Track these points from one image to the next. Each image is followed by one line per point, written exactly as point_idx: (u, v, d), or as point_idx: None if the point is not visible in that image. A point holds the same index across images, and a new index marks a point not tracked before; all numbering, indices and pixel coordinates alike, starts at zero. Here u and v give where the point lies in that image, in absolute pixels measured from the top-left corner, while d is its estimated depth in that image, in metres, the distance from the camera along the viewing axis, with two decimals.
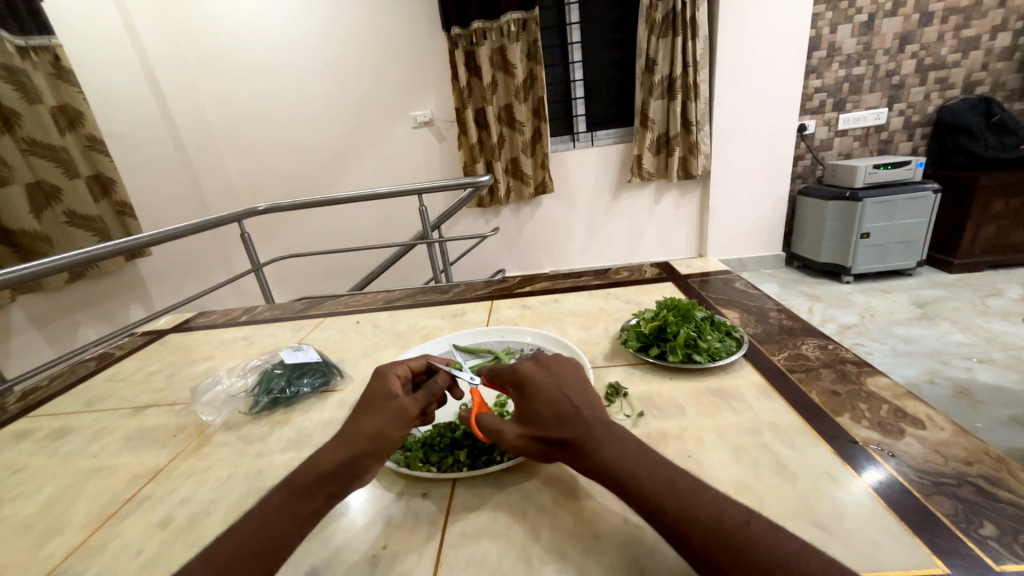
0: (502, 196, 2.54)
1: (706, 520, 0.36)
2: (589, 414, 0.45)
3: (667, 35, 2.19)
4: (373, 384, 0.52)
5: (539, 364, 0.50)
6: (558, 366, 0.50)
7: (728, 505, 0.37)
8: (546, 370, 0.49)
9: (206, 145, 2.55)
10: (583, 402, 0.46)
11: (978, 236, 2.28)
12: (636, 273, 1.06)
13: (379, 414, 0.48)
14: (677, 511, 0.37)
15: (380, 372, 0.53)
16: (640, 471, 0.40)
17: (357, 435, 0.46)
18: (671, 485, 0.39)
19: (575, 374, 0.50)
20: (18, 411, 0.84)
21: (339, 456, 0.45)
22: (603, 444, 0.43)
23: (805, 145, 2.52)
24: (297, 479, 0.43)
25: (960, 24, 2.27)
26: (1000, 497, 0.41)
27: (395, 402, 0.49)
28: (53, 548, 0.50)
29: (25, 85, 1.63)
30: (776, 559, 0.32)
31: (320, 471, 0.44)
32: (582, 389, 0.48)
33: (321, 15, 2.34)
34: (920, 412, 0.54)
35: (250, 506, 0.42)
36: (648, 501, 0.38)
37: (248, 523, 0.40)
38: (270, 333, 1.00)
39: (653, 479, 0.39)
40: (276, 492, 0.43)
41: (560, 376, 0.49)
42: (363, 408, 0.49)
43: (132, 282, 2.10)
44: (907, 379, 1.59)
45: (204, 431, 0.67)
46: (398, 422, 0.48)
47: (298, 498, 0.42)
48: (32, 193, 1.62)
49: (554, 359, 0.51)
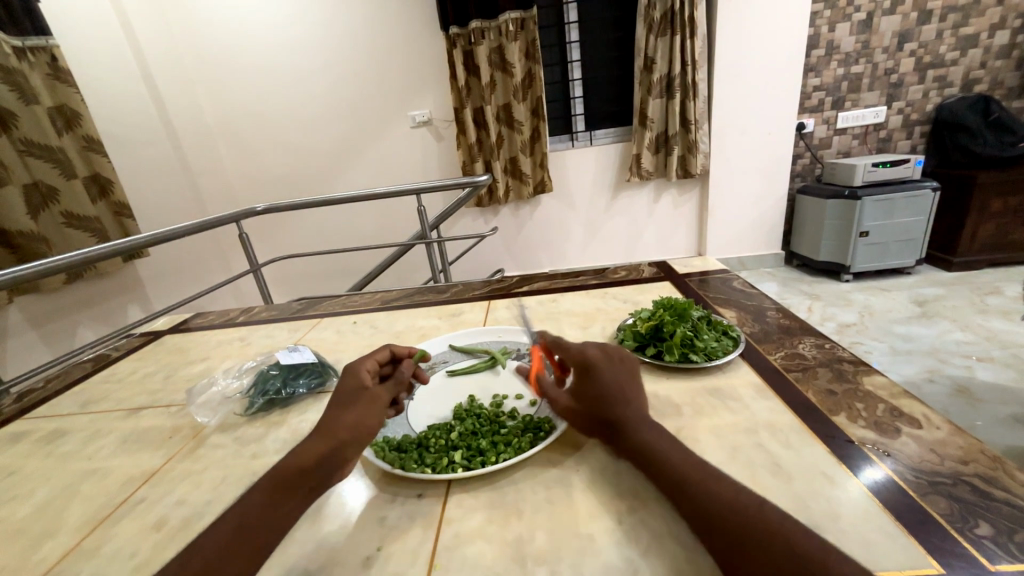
0: (501, 196, 2.54)
1: (723, 502, 0.38)
2: (638, 405, 0.49)
3: (666, 34, 2.19)
4: (345, 378, 0.53)
5: (607, 354, 0.53)
6: (621, 360, 0.53)
7: (745, 492, 0.39)
8: (611, 361, 0.52)
9: (203, 146, 2.54)
10: (635, 394, 0.50)
11: (977, 234, 2.28)
12: (633, 273, 1.06)
13: (356, 405, 0.49)
14: (699, 493, 0.39)
15: (350, 367, 0.55)
16: (671, 458, 0.43)
17: (336, 427, 0.47)
18: (697, 472, 0.41)
19: (635, 369, 0.53)
20: (13, 413, 0.84)
21: (319, 449, 0.45)
22: (643, 429, 0.46)
23: (804, 144, 2.51)
24: (279, 477, 0.43)
25: (958, 22, 2.27)
26: (995, 496, 0.41)
27: (367, 392, 0.51)
28: (47, 550, 0.50)
29: (22, 85, 1.62)
30: (782, 530, 0.35)
31: (302, 465, 0.44)
32: (638, 386, 0.51)
33: (319, 15, 2.34)
34: (917, 411, 0.53)
35: (230, 508, 0.42)
36: (675, 484, 0.41)
37: (234, 523, 0.40)
38: (267, 334, 0.99)
39: (677, 460, 0.43)
40: (261, 487, 0.43)
41: (622, 369, 0.52)
42: (339, 402, 0.50)
43: (130, 283, 2.09)
44: (906, 377, 1.59)
45: (199, 432, 0.67)
46: (373, 409, 0.50)
47: (279, 495, 0.42)
48: (28, 194, 1.61)
49: (618, 353, 0.54)
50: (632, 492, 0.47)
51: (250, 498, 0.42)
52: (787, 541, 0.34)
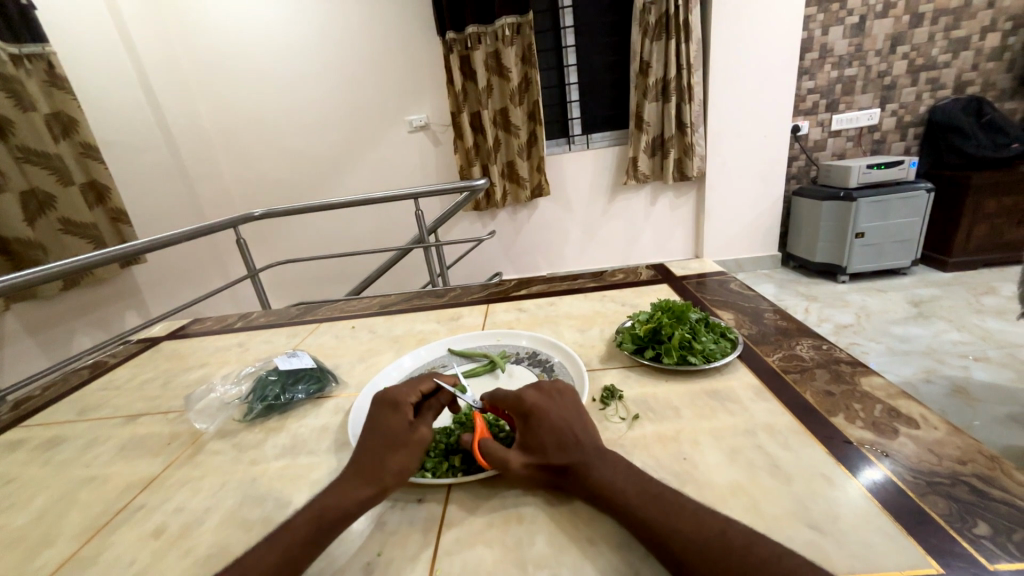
0: (498, 200, 2.55)
1: (687, 532, 0.37)
2: (588, 441, 0.48)
3: (661, 38, 2.20)
4: (388, 415, 0.51)
5: (543, 393, 0.52)
6: (558, 396, 0.53)
7: (708, 516, 0.39)
8: (548, 401, 0.51)
9: (201, 151, 2.55)
10: (582, 429, 0.49)
11: (972, 235, 2.30)
12: (631, 275, 1.06)
13: (403, 449, 0.49)
14: (662, 525, 0.38)
15: (393, 401, 0.52)
16: (629, 490, 0.42)
17: (383, 472, 0.47)
18: (656, 501, 0.41)
19: (574, 400, 0.53)
20: (9, 421, 0.84)
21: (367, 493, 0.45)
22: (597, 467, 0.45)
23: (799, 146, 2.53)
24: (326, 516, 0.43)
25: (949, 25, 2.30)
26: (993, 495, 0.41)
27: (414, 434, 0.50)
28: (45, 558, 0.50)
29: (19, 92, 1.62)
30: (753, 560, 0.34)
31: (350, 509, 0.44)
32: (584, 420, 0.51)
33: (317, 21, 2.35)
34: (914, 411, 0.54)
35: (273, 537, 0.42)
36: (638, 519, 0.40)
37: (278, 556, 0.40)
38: (265, 340, 0.99)
39: (638, 495, 0.42)
40: (307, 520, 0.43)
41: (562, 406, 0.51)
42: (383, 442, 0.49)
43: (127, 290, 2.09)
44: (903, 378, 1.60)
45: (198, 439, 0.67)
46: (418, 453, 0.49)
47: (325, 533, 0.43)
48: (25, 201, 1.61)
49: (554, 388, 0.53)
50: None
51: (295, 529, 0.42)
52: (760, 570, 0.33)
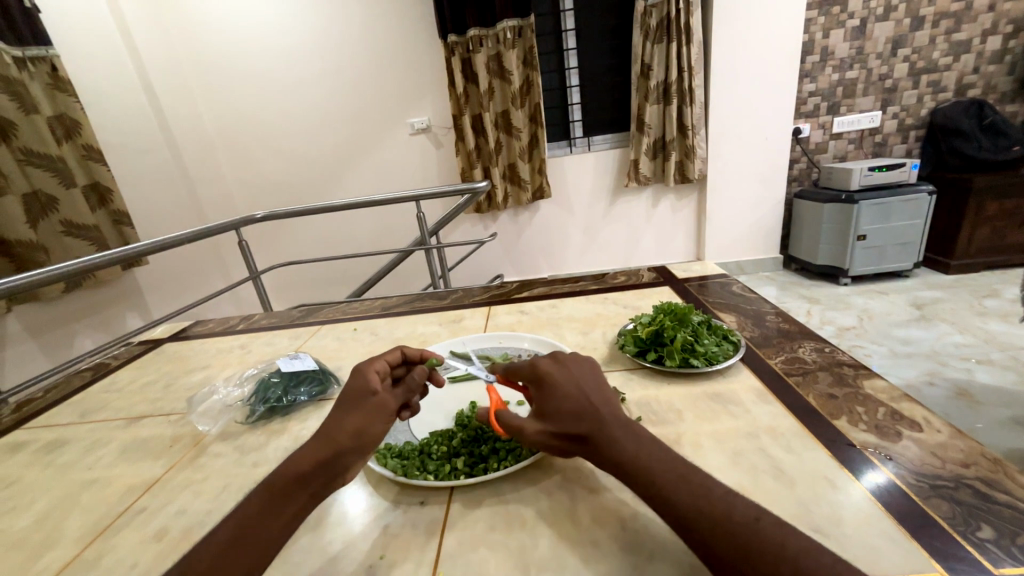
0: (500, 202, 2.55)
1: (717, 516, 0.36)
2: (607, 410, 0.45)
3: (662, 41, 2.21)
4: (351, 381, 0.51)
5: (558, 361, 0.50)
6: (574, 363, 0.50)
7: (738, 502, 0.37)
8: (563, 368, 0.49)
9: (203, 155, 2.56)
10: (602, 398, 0.46)
11: (974, 237, 2.29)
12: (633, 277, 1.06)
13: (359, 410, 0.47)
14: (691, 508, 0.37)
15: (357, 368, 0.52)
16: (655, 467, 0.40)
17: (336, 432, 0.45)
18: (684, 481, 0.39)
19: (590, 369, 0.50)
20: (12, 423, 0.84)
21: (318, 455, 0.44)
22: (619, 439, 0.43)
23: (801, 148, 2.52)
24: (279, 483, 0.43)
25: (950, 28, 2.30)
26: (998, 499, 0.41)
27: (374, 397, 0.49)
28: (47, 561, 0.50)
29: (22, 95, 1.63)
30: (786, 554, 0.33)
31: (300, 472, 0.43)
32: (601, 386, 0.48)
33: (319, 24, 2.36)
34: (917, 414, 0.54)
35: (234, 511, 0.42)
36: (665, 500, 0.38)
37: (231, 530, 0.40)
38: (268, 342, 0.99)
39: (665, 473, 0.40)
40: (259, 497, 0.42)
41: (577, 373, 0.48)
42: (343, 405, 0.48)
43: (129, 291, 2.10)
44: (906, 381, 1.59)
45: (200, 441, 0.67)
46: (378, 416, 0.47)
47: (278, 503, 0.42)
48: (28, 203, 1.61)
49: (570, 358, 0.50)
50: (634, 500, 0.46)
51: (248, 505, 0.42)
52: (793, 565, 0.32)
